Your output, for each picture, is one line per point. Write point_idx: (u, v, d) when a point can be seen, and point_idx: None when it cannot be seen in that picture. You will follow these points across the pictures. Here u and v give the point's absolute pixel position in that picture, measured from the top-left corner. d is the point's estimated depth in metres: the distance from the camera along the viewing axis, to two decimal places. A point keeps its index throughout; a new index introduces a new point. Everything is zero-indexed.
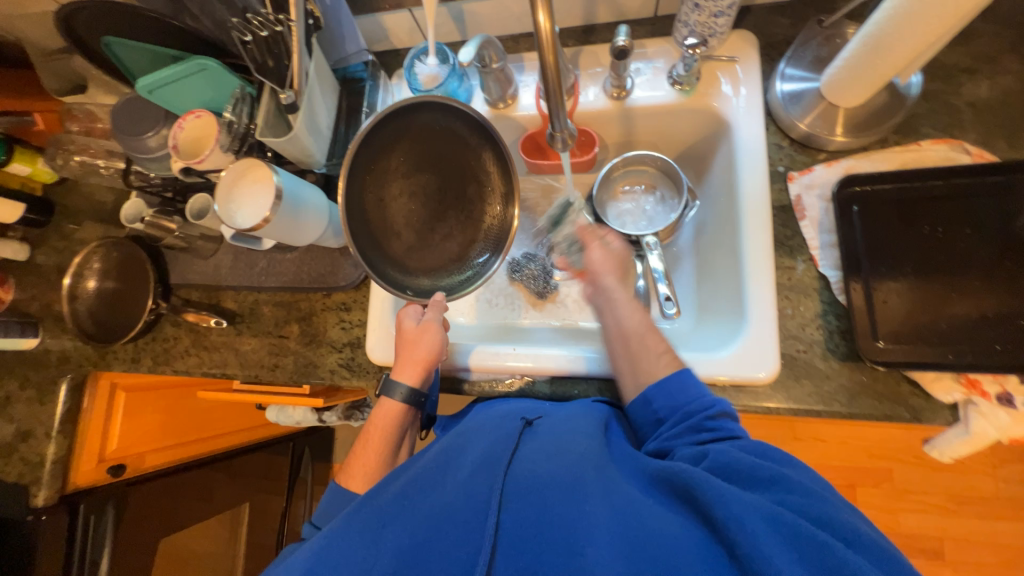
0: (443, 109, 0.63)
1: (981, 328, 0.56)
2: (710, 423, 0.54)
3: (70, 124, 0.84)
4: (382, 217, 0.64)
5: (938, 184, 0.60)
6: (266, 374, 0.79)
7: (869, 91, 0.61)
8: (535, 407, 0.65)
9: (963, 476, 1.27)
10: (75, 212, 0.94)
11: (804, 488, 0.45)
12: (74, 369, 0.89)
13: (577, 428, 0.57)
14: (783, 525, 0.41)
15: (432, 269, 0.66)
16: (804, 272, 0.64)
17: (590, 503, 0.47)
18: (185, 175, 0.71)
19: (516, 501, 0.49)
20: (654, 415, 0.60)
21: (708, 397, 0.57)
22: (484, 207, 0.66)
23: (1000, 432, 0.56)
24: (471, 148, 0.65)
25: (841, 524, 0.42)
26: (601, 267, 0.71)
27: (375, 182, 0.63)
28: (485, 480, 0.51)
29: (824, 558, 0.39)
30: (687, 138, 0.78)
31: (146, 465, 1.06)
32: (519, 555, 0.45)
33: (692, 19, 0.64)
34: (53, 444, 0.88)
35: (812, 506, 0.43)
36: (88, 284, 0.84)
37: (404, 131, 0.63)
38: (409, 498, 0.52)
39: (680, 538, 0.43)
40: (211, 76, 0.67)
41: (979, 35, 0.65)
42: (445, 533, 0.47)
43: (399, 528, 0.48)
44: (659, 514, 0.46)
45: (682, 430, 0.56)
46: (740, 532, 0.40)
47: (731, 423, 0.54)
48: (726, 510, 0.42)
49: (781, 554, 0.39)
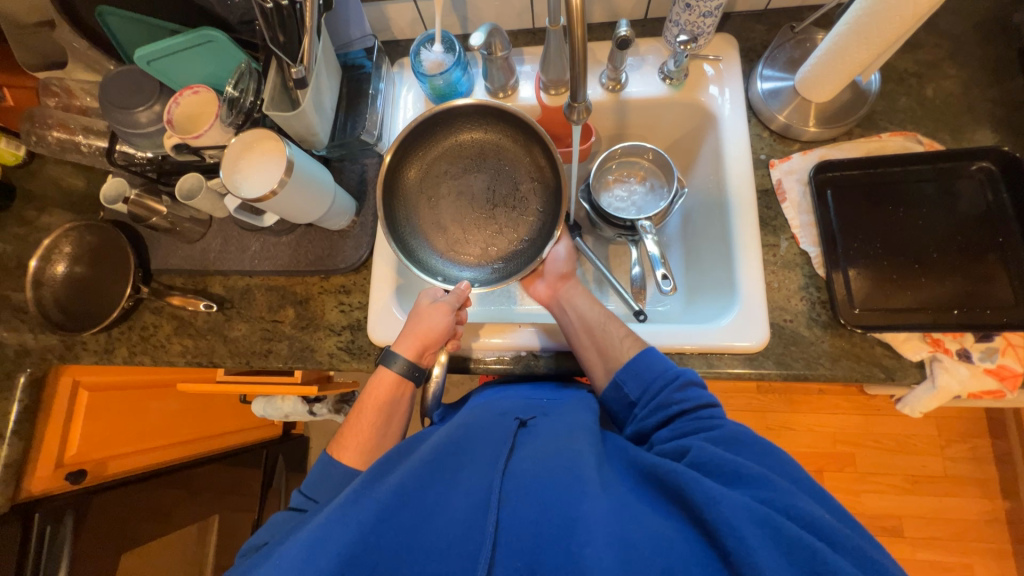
0: (490, 113, 0.67)
1: (939, 294, 0.63)
2: (678, 396, 0.58)
3: (46, 100, 0.80)
4: (432, 214, 0.70)
5: (898, 170, 0.68)
6: (258, 360, 0.76)
7: (837, 88, 0.68)
8: (529, 406, 0.63)
9: (917, 457, 1.38)
10: (42, 196, 0.88)
11: (791, 490, 0.45)
12: (34, 363, 0.81)
13: (576, 426, 0.56)
14: (773, 527, 0.41)
15: (476, 261, 0.69)
16: (787, 249, 0.70)
17: (588, 503, 0.45)
18: (177, 151, 0.68)
19: (517, 500, 0.46)
20: (627, 398, 0.63)
21: (677, 372, 0.60)
22: (532, 205, 0.69)
23: (962, 387, 0.62)
24: (518, 149, 0.68)
25: (824, 526, 0.42)
26: (557, 267, 0.74)
27: (427, 185, 0.70)
28: (485, 477, 0.49)
29: (811, 563, 0.39)
30: (676, 131, 0.84)
31: (108, 473, 0.99)
32: (518, 553, 0.43)
33: (682, 18, 0.70)
34: (7, 446, 0.79)
35: (794, 505, 0.43)
36: (57, 269, 0.78)
37: (455, 137, 0.69)
38: (409, 497, 0.48)
39: (674, 542, 0.43)
40: (216, 49, 0.66)
41: (923, 46, 0.75)
42: (439, 532, 0.45)
43: (394, 525, 0.46)
44: (654, 518, 0.45)
45: (655, 412, 0.59)
46: (731, 536, 0.41)
47: (697, 392, 0.58)
48: (718, 513, 0.42)
49: (769, 556, 0.39)
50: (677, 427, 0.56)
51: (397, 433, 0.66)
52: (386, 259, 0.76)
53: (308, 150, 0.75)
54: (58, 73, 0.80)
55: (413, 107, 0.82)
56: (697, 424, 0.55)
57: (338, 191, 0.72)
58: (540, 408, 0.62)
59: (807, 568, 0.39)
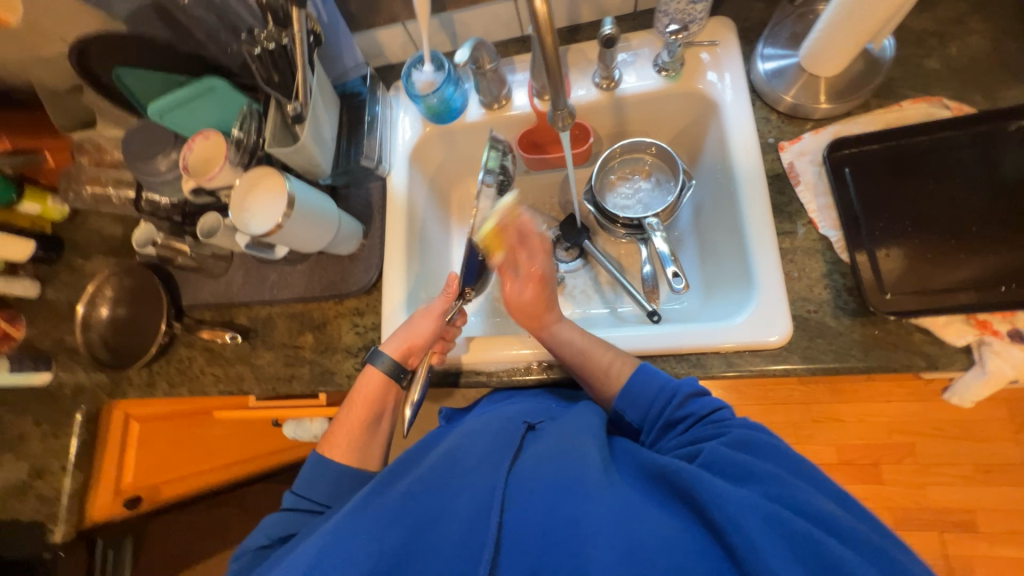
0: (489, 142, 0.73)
1: (984, 270, 0.58)
2: (680, 414, 0.55)
3: (80, 158, 0.87)
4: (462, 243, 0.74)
5: (923, 139, 0.63)
6: (283, 385, 0.79)
7: (846, 59, 0.64)
8: (538, 409, 0.61)
9: (987, 443, 1.26)
10: (85, 245, 0.95)
11: (799, 485, 0.42)
12: (89, 400, 0.88)
13: (582, 428, 0.54)
14: (781, 525, 0.38)
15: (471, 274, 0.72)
16: (805, 235, 0.66)
17: (589, 502, 0.44)
18: (195, 194, 0.73)
19: (521, 501, 0.46)
20: (630, 423, 0.60)
21: (674, 389, 0.56)
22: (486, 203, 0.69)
23: (1018, 370, 0.56)
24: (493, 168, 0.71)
25: (836, 522, 0.39)
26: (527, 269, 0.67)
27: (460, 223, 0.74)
28: (489, 479, 0.48)
29: (820, 561, 0.37)
30: (678, 123, 0.81)
31: (160, 496, 1.08)
32: (523, 556, 0.43)
33: (671, 8, 0.68)
34: (70, 477, 0.87)
35: (804, 502, 0.41)
36: (101, 312, 0.85)
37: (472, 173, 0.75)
38: (416, 501, 0.48)
39: (679, 541, 0.40)
40: (221, 96, 0.72)
41: (941, 3, 0.69)
42: (445, 535, 0.45)
43: (400, 530, 0.46)
44: (659, 516, 0.43)
45: (660, 432, 0.56)
46: (737, 534, 0.38)
47: (700, 401, 0.55)
48: (723, 511, 0.39)
49: (774, 553, 0.37)
50: (692, 433, 0.52)
51: (388, 431, 0.66)
52: (395, 278, 0.77)
53: (314, 181, 0.78)
54: (89, 132, 0.87)
55: (411, 128, 0.82)
56: (709, 429, 0.51)
57: (343, 217, 0.75)
58: (548, 411, 0.61)
59: (817, 567, 0.37)
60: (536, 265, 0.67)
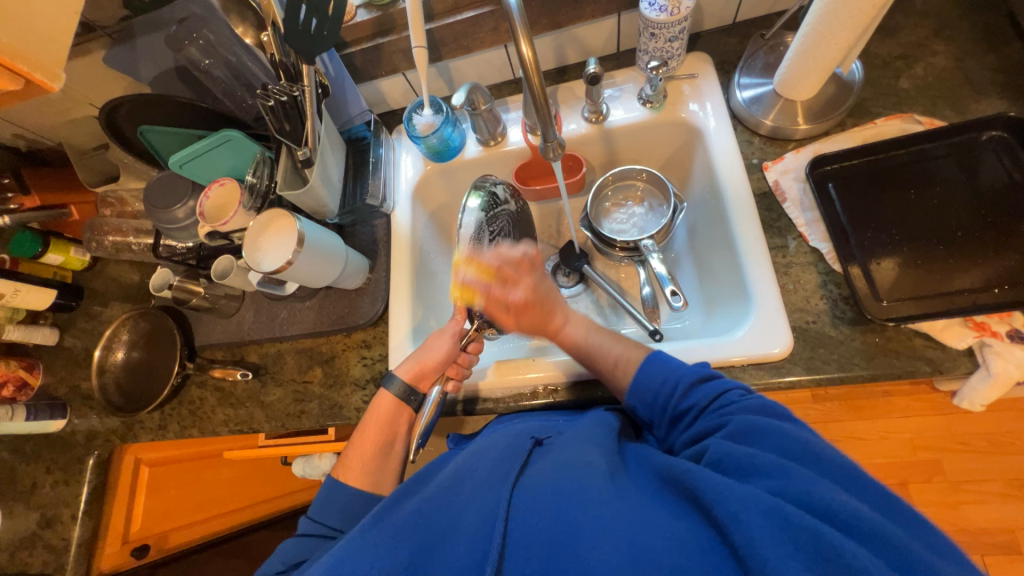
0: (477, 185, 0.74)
1: (975, 273, 0.59)
2: (686, 403, 0.55)
3: (104, 210, 0.92)
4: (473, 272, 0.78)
5: (901, 152, 0.66)
6: (293, 421, 0.80)
7: (818, 84, 0.68)
8: (546, 426, 0.61)
9: (1017, 456, 1.21)
10: (104, 292, 0.98)
11: (806, 477, 0.41)
12: (101, 445, 0.88)
13: (587, 438, 0.53)
14: (786, 520, 0.38)
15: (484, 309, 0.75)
16: (796, 248, 0.68)
17: (592, 508, 0.44)
18: (210, 238, 0.76)
19: (527, 509, 0.46)
20: (643, 417, 0.61)
21: (677, 378, 0.57)
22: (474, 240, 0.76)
23: (1023, 370, 0.56)
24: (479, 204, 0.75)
25: (843, 512, 0.38)
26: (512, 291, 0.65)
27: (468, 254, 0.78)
28: (496, 492, 0.49)
29: (827, 558, 0.36)
30: (666, 150, 0.85)
31: (169, 545, 1.08)
32: (527, 563, 0.42)
33: (650, 47, 0.73)
34: (79, 526, 0.86)
35: (815, 498, 0.39)
36: (117, 355, 0.87)
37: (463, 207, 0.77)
38: (425, 517, 0.48)
39: (682, 540, 0.40)
40: (235, 146, 0.75)
41: (903, 29, 0.74)
42: (451, 546, 0.45)
43: (407, 543, 0.46)
44: (663, 519, 0.42)
45: (670, 422, 0.57)
46: (739, 532, 0.38)
47: (707, 385, 0.55)
48: (725, 508, 0.39)
49: (778, 549, 0.36)
50: (698, 426, 0.53)
51: (401, 453, 0.65)
52: (401, 309, 0.79)
53: (323, 220, 0.82)
54: (111, 186, 0.94)
55: (413, 166, 0.87)
56: (715, 421, 0.51)
57: (350, 253, 0.78)
58: (555, 428, 0.60)
59: (823, 565, 0.36)
60: (517, 295, 0.64)
